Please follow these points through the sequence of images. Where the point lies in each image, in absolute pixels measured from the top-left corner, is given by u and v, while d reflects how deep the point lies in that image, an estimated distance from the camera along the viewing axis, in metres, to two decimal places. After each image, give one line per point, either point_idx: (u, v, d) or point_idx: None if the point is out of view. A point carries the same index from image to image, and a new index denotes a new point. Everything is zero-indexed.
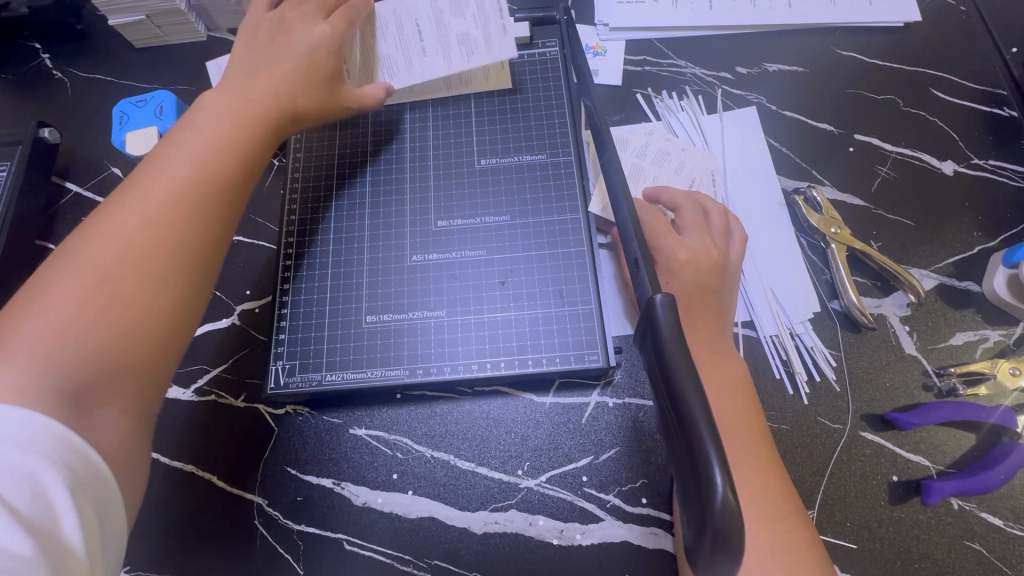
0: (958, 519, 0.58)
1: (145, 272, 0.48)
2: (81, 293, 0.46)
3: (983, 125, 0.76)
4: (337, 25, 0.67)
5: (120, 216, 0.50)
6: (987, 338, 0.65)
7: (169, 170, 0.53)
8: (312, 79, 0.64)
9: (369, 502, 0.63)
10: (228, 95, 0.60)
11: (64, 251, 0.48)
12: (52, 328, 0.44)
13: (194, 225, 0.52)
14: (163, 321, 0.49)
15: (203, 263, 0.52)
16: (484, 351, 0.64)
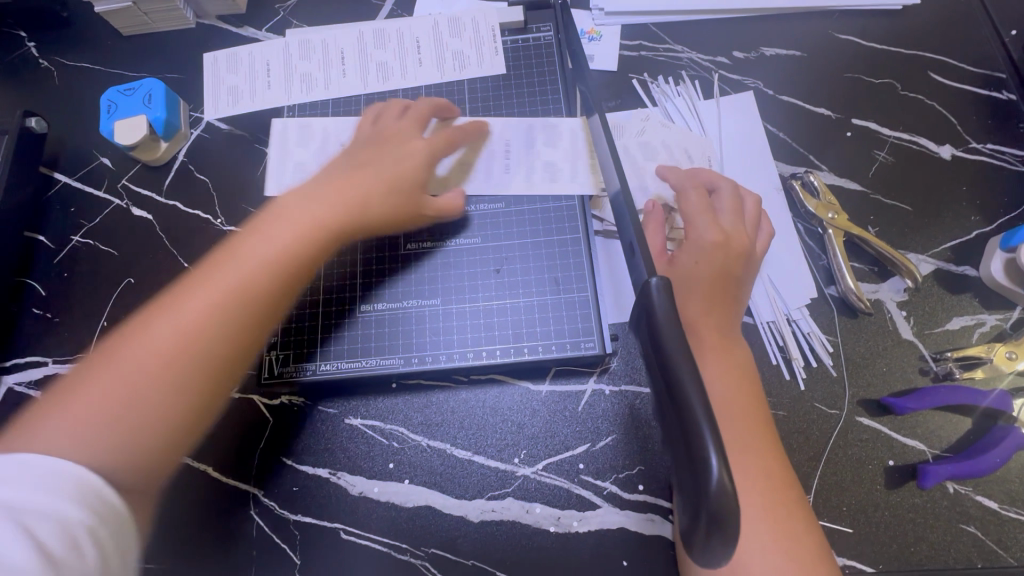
0: (953, 502, 0.58)
1: (170, 381, 0.48)
2: (113, 394, 0.46)
3: (981, 108, 0.75)
4: (435, 142, 0.65)
5: (169, 315, 0.50)
6: (984, 322, 0.65)
7: (219, 275, 0.52)
8: (394, 188, 0.62)
9: (365, 491, 0.63)
10: (306, 203, 0.58)
11: (113, 340, 0.50)
12: (73, 424, 0.44)
13: (222, 342, 0.50)
14: (172, 433, 0.48)
15: (222, 381, 0.50)
16: (479, 340, 0.64)
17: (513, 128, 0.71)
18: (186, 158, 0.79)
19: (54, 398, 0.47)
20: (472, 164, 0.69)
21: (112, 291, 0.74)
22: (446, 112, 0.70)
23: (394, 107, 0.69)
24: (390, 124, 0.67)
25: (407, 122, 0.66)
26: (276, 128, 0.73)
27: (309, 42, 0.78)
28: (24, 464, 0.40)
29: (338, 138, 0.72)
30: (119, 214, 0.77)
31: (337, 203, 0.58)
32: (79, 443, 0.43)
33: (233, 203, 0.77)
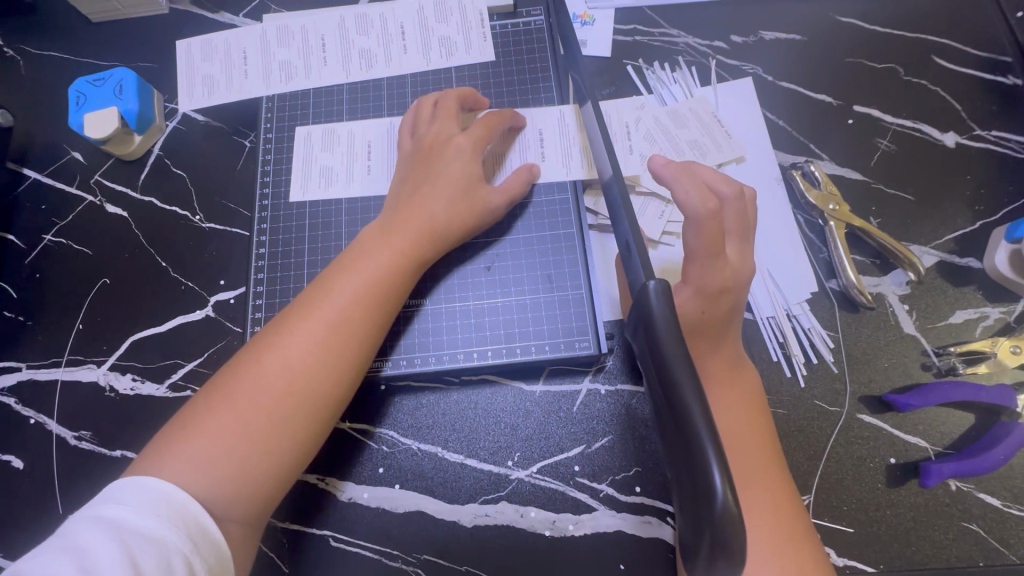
0: (955, 500, 0.57)
1: (282, 418, 0.50)
2: (233, 427, 0.49)
3: (986, 94, 0.73)
4: (480, 135, 0.62)
5: (280, 349, 0.52)
6: (988, 316, 0.64)
7: (318, 313, 0.54)
8: (462, 201, 0.60)
9: (354, 497, 0.61)
10: (394, 232, 0.59)
11: (225, 374, 0.52)
12: (203, 458, 0.47)
13: (325, 380, 0.52)
14: (286, 465, 0.51)
15: (328, 416, 0.53)
16: (472, 340, 0.62)
17: (547, 116, 0.68)
18: (161, 152, 0.76)
19: (181, 422, 0.50)
20: (506, 154, 0.67)
21: (88, 292, 0.71)
22: (474, 102, 0.67)
23: (426, 106, 0.65)
24: (426, 130, 0.63)
25: (445, 125, 0.63)
26: (300, 134, 0.71)
27: (288, 29, 0.74)
28: (144, 490, 0.44)
29: (365, 140, 0.70)
30: (93, 211, 0.74)
31: (416, 232, 0.58)
32: (212, 476, 0.47)
33: (212, 199, 0.74)
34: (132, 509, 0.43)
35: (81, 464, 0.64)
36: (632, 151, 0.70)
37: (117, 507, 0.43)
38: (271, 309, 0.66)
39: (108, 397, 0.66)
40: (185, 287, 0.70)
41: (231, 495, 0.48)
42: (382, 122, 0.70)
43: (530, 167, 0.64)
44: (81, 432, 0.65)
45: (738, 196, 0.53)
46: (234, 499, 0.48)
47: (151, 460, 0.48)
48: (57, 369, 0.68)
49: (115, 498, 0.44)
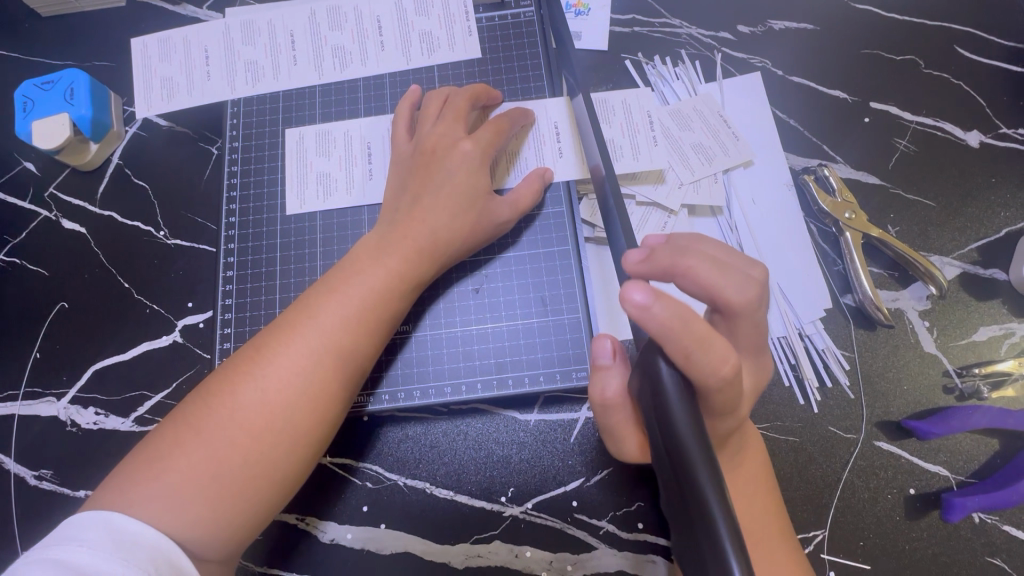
0: (977, 532, 0.54)
1: (260, 455, 0.45)
2: (205, 462, 0.43)
3: (1013, 88, 0.67)
4: (484, 140, 0.56)
5: (258, 374, 0.46)
6: (1013, 333, 0.59)
7: (303, 336, 0.48)
8: (465, 217, 0.54)
9: (337, 539, 0.57)
10: (387, 246, 0.53)
11: (191, 403, 0.46)
12: (165, 501, 0.42)
13: (309, 410, 0.47)
14: (264, 504, 0.45)
15: (310, 452, 0.47)
16: (461, 370, 0.57)
17: (558, 110, 0.62)
18: (121, 161, 0.70)
19: (145, 453, 0.44)
20: (518, 152, 0.61)
21: (45, 317, 0.65)
22: (488, 100, 0.61)
23: (433, 102, 0.59)
24: (429, 132, 0.57)
25: (450, 127, 0.56)
26: (291, 137, 0.65)
27: (253, 24, 0.67)
28: (112, 529, 0.39)
29: (363, 141, 0.64)
30: (47, 227, 0.68)
31: (413, 248, 0.53)
32: (177, 522, 0.41)
33: (177, 213, 0.68)
34: (97, 552, 0.38)
35: (43, 505, 0.60)
36: (657, 146, 0.62)
37: (79, 548, 0.38)
38: (240, 337, 0.60)
39: (69, 432, 0.62)
40: (151, 310, 0.65)
41: (201, 541, 0.42)
42: (380, 120, 0.64)
43: (542, 173, 0.58)
44: (41, 471, 0.61)
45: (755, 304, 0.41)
46: (202, 548, 0.42)
47: (104, 502, 0.41)
48: (13, 402, 0.63)
49: (75, 538, 0.38)
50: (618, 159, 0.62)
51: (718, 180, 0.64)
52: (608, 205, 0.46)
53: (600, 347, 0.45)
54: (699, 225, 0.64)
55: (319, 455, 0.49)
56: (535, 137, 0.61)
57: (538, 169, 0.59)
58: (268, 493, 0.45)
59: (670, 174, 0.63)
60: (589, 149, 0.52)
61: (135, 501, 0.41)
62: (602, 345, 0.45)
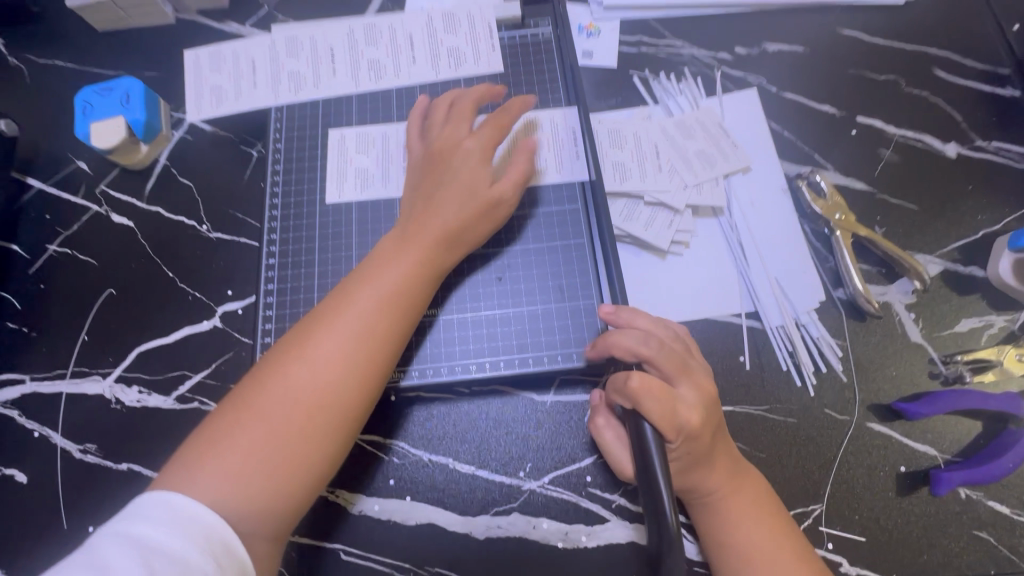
0: (964, 507, 0.58)
1: (309, 432, 0.49)
2: (260, 440, 0.48)
3: (986, 106, 0.74)
4: (487, 134, 0.61)
5: (301, 362, 0.51)
6: (992, 324, 0.64)
7: (342, 323, 0.52)
8: (472, 208, 0.59)
9: (365, 510, 0.60)
10: (411, 242, 0.57)
11: (243, 389, 0.51)
12: (227, 477, 0.46)
13: (350, 390, 0.51)
14: (313, 478, 0.50)
15: (352, 429, 0.52)
16: (483, 350, 0.62)
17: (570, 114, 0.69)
18: (168, 162, 0.76)
19: (204, 436, 0.49)
20: (536, 152, 0.67)
21: (93, 304, 0.70)
22: (493, 98, 0.65)
23: (440, 108, 0.64)
24: (438, 134, 0.62)
25: (455, 129, 0.62)
26: (332, 138, 0.71)
27: (296, 39, 0.74)
28: (173, 507, 0.44)
29: (398, 143, 0.70)
30: (97, 221, 0.73)
31: (435, 240, 0.58)
32: (237, 498, 0.46)
33: (219, 209, 0.73)
34: (160, 527, 0.43)
35: (88, 477, 0.63)
36: (662, 170, 0.70)
37: (144, 524, 0.43)
38: (280, 320, 0.65)
39: (114, 409, 0.66)
40: (192, 297, 0.70)
41: (259, 514, 0.47)
42: None
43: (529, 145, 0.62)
44: (86, 445, 0.64)
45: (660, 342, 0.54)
46: (264, 520, 0.47)
47: (169, 482, 0.46)
48: (61, 381, 0.67)
49: (141, 515, 0.43)
50: (627, 179, 0.70)
51: (720, 183, 0.70)
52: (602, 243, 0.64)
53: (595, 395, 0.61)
54: (702, 224, 0.70)
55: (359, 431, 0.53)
56: (551, 136, 0.68)
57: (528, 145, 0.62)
58: (318, 468, 0.49)
59: (675, 177, 0.69)
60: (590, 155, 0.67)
61: (197, 478, 0.46)
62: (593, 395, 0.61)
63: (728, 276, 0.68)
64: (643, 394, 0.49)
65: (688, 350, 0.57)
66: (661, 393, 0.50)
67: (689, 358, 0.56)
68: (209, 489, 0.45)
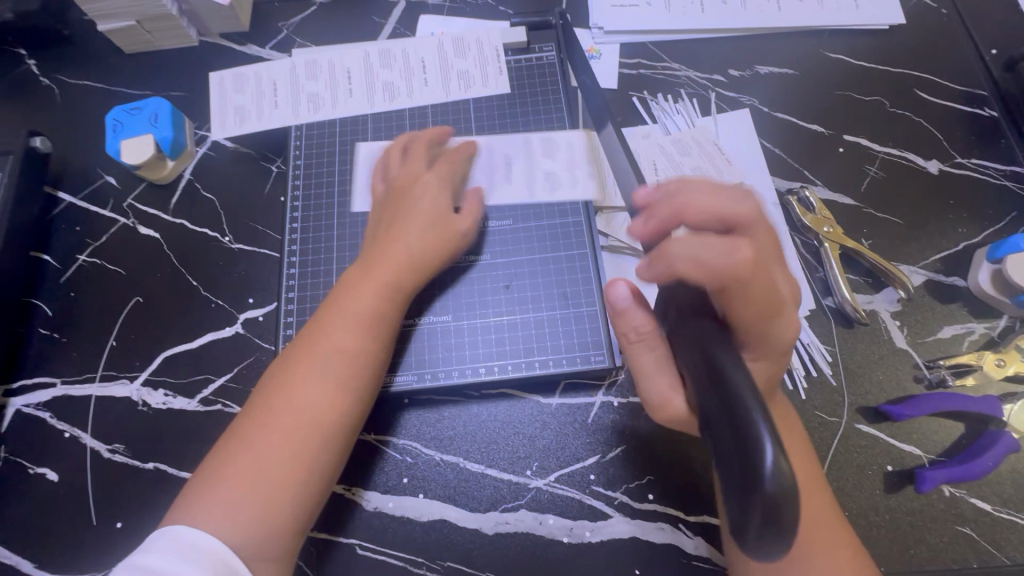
0: (949, 504, 0.61)
1: (296, 460, 0.53)
2: (251, 472, 0.52)
3: (966, 125, 0.78)
4: (440, 172, 0.66)
5: (283, 397, 0.55)
6: (973, 330, 0.68)
7: (314, 356, 0.57)
8: (431, 236, 0.63)
9: (380, 507, 0.64)
10: (371, 275, 0.60)
11: (235, 427, 0.55)
12: (225, 512, 0.51)
13: (329, 418, 0.55)
14: (307, 500, 0.54)
15: (338, 454, 0.56)
16: (491, 355, 0.65)
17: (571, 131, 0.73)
18: (192, 177, 0.80)
19: (204, 473, 0.53)
20: (538, 164, 0.71)
21: (121, 311, 0.74)
22: (441, 138, 0.71)
23: (397, 149, 0.69)
24: (398, 172, 0.67)
25: (412, 166, 0.67)
26: (363, 151, 0.74)
27: (315, 62, 0.79)
28: (173, 539, 0.48)
29: None
30: (126, 233, 0.78)
31: (395, 269, 0.61)
32: (238, 526, 0.50)
33: (241, 221, 0.77)
34: (162, 556, 0.47)
35: (116, 476, 0.67)
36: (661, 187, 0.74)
37: (149, 556, 0.47)
38: (299, 327, 0.69)
39: (141, 411, 0.69)
40: (215, 305, 0.74)
41: (262, 539, 0.51)
42: None
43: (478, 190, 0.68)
44: (114, 445, 0.68)
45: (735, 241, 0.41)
46: (263, 541, 0.51)
47: (177, 519, 0.51)
48: (91, 384, 0.70)
49: (149, 549, 0.48)
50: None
51: None
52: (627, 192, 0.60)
53: (617, 291, 0.53)
54: None
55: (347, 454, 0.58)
56: (554, 148, 0.72)
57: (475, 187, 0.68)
58: (310, 491, 0.54)
59: None
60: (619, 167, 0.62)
61: (198, 515, 0.50)
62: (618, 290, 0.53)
63: None
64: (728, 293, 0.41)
65: (778, 245, 0.46)
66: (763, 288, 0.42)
67: (778, 256, 0.45)
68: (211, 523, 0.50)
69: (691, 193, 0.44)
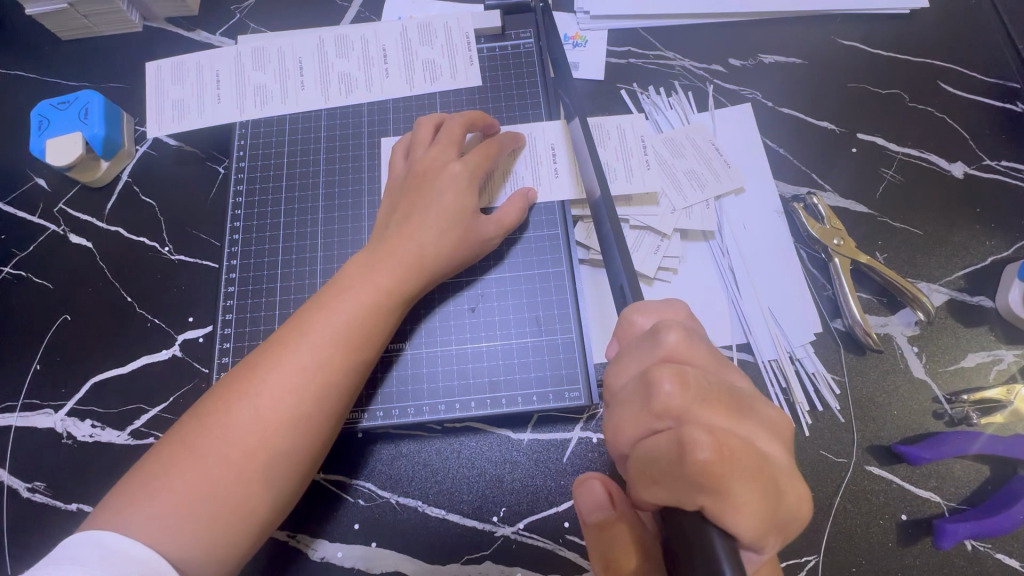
0: (970, 560, 0.54)
1: (257, 474, 0.45)
2: (204, 479, 0.44)
3: (995, 122, 0.69)
4: (473, 162, 0.58)
5: (252, 395, 0.47)
6: (1001, 359, 0.60)
7: (295, 353, 0.48)
8: (446, 229, 0.55)
9: (328, 557, 0.56)
10: (376, 265, 0.53)
11: (190, 420, 0.47)
12: (163, 521, 0.42)
13: (303, 428, 0.47)
14: (262, 521, 0.46)
15: (304, 472, 0.48)
16: (454, 387, 0.58)
17: (549, 128, 0.65)
18: (130, 179, 0.72)
19: (146, 470, 0.45)
20: (510, 170, 0.63)
21: (47, 331, 0.66)
22: (486, 127, 0.62)
23: (426, 130, 0.60)
24: (423, 156, 0.59)
25: (441, 151, 0.58)
26: (385, 147, 0.66)
27: (263, 51, 0.70)
28: (105, 547, 0.40)
29: (372, 162, 0.67)
30: (55, 241, 0.70)
31: (402, 265, 0.53)
32: (175, 541, 0.42)
33: (182, 230, 0.70)
34: (88, 567, 0.38)
35: (35, 518, 0.60)
36: (649, 168, 0.64)
37: (71, 565, 0.38)
38: (239, 352, 0.61)
39: (65, 445, 0.62)
40: (152, 325, 0.66)
41: (199, 560, 0.43)
42: (384, 142, 0.67)
43: (526, 192, 0.60)
44: (34, 483, 0.61)
45: (699, 392, 0.36)
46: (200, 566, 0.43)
47: (103, 521, 0.42)
48: (12, 414, 0.63)
49: (70, 557, 0.39)
50: (613, 180, 0.63)
51: (710, 206, 0.65)
52: (613, 256, 0.53)
53: (590, 490, 0.47)
54: (691, 249, 0.66)
55: (314, 471, 0.50)
56: (529, 148, 0.64)
57: (522, 189, 0.60)
58: (265, 510, 0.46)
59: (663, 200, 0.65)
60: (585, 169, 0.57)
61: (130, 518, 0.42)
62: (590, 489, 0.47)
63: (718, 304, 0.64)
64: (722, 475, 0.33)
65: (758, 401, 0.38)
66: (749, 464, 0.34)
67: (755, 413, 0.37)
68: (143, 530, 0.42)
69: (661, 351, 0.39)
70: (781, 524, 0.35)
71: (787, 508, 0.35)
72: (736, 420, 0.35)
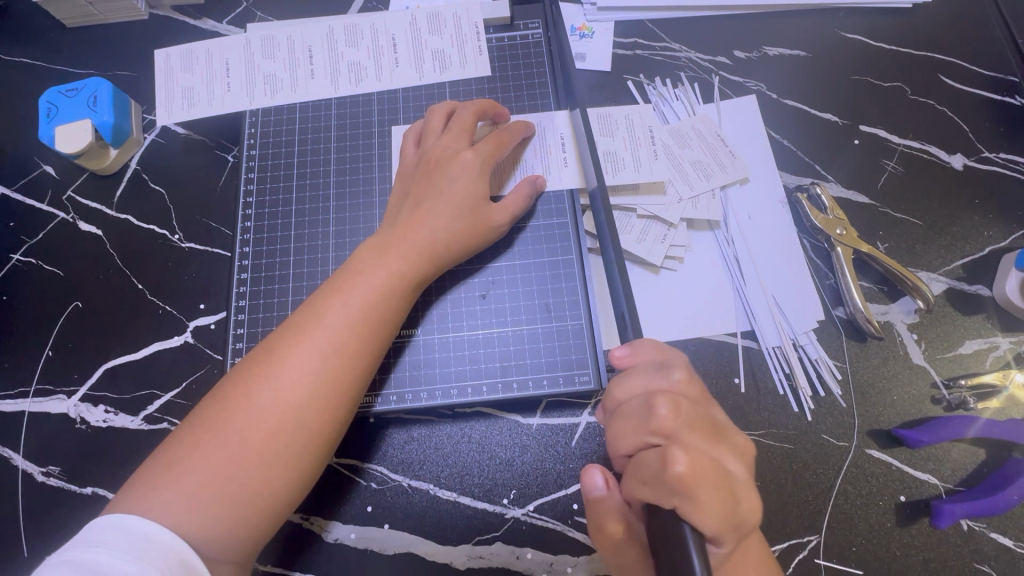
0: (966, 539, 0.56)
1: (278, 455, 0.46)
2: (226, 461, 0.45)
3: (994, 115, 0.71)
4: (485, 152, 0.58)
5: (270, 379, 0.48)
6: (998, 346, 0.62)
7: (311, 337, 0.49)
8: (457, 217, 0.56)
9: (341, 538, 0.58)
10: (388, 252, 0.54)
11: (210, 405, 0.48)
12: (188, 501, 0.43)
13: (321, 410, 0.48)
14: (283, 502, 0.47)
15: (323, 454, 0.49)
16: (465, 371, 0.59)
17: (557, 118, 0.65)
18: (139, 166, 0.72)
19: (168, 454, 0.46)
20: (519, 160, 0.63)
21: (58, 317, 0.67)
22: (496, 116, 0.63)
23: (437, 119, 0.61)
24: (434, 145, 0.59)
25: (453, 139, 0.59)
26: (395, 136, 0.67)
27: (272, 39, 0.70)
28: (128, 532, 0.41)
29: (382, 151, 0.67)
30: (64, 229, 0.70)
31: (414, 251, 0.54)
32: (200, 520, 0.43)
33: (192, 218, 0.70)
34: (111, 552, 0.39)
35: (50, 501, 0.60)
36: (657, 157, 0.65)
37: (96, 549, 0.39)
38: (252, 338, 0.62)
39: (79, 429, 0.63)
40: (163, 311, 0.67)
41: (223, 540, 0.44)
42: (393, 131, 0.67)
43: (534, 180, 0.61)
44: (49, 468, 0.61)
45: (687, 415, 0.41)
46: (225, 545, 0.44)
47: (126, 504, 0.43)
48: (25, 399, 0.64)
49: (94, 540, 0.40)
50: (621, 169, 0.64)
51: (715, 196, 0.67)
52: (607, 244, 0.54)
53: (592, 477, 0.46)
54: (697, 238, 0.67)
55: (332, 453, 0.51)
56: (538, 138, 0.64)
57: (529, 176, 0.61)
58: (286, 491, 0.47)
59: (670, 189, 0.66)
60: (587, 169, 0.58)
61: (154, 500, 0.43)
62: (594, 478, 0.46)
63: (723, 291, 0.65)
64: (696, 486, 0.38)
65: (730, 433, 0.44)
66: (717, 478, 0.39)
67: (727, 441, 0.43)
68: (169, 511, 0.43)
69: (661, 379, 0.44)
70: (737, 532, 0.40)
71: (742, 518, 0.40)
72: (713, 445, 0.41)
